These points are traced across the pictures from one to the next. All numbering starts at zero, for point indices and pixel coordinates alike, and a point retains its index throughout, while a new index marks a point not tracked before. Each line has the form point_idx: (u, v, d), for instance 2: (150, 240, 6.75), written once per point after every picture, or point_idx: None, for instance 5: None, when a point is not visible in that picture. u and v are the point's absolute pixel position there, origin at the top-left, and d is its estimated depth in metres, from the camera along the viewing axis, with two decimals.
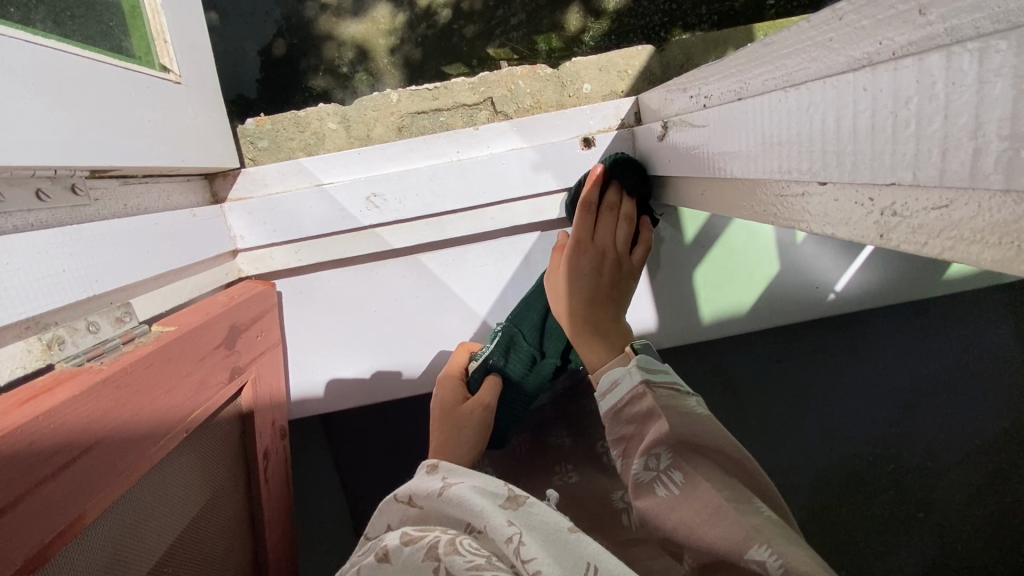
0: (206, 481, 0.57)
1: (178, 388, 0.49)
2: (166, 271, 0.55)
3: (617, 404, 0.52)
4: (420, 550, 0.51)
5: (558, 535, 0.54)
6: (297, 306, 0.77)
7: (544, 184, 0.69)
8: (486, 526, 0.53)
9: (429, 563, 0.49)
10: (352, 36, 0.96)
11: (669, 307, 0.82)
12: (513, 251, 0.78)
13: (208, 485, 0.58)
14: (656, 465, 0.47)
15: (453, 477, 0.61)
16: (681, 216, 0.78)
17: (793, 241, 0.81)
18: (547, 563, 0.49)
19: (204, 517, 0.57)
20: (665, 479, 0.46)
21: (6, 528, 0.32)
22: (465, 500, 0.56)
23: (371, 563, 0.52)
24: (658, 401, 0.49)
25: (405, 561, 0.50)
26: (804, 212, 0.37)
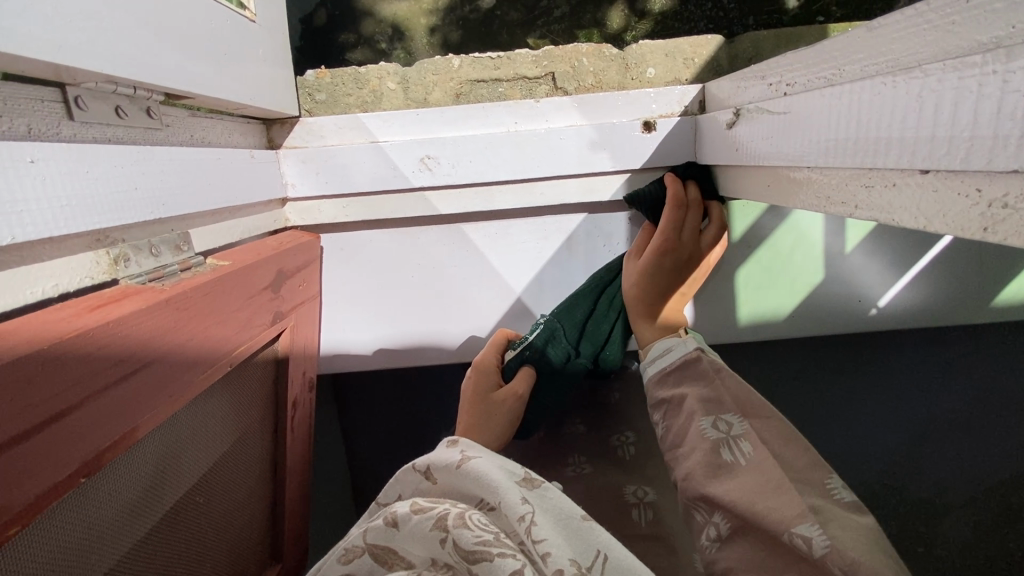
0: (240, 419, 0.58)
1: (227, 321, 0.49)
2: (223, 207, 0.55)
3: (666, 368, 0.62)
4: (430, 520, 0.51)
5: (570, 520, 0.55)
6: (337, 263, 0.77)
7: (599, 164, 0.68)
8: (500, 504, 0.54)
9: (439, 533, 0.50)
10: (394, 13, 0.95)
11: (707, 303, 0.81)
12: (556, 231, 0.77)
13: (240, 424, 0.58)
14: (726, 430, 0.54)
15: (472, 451, 0.61)
16: (730, 213, 0.77)
17: (841, 250, 0.79)
18: (557, 545, 0.50)
19: (233, 455, 0.58)
20: (736, 446, 0.53)
21: (68, 428, 0.32)
22: (483, 473, 0.57)
23: (381, 527, 0.53)
24: (707, 371, 0.59)
25: (414, 530, 0.51)
26: (892, 204, 0.36)
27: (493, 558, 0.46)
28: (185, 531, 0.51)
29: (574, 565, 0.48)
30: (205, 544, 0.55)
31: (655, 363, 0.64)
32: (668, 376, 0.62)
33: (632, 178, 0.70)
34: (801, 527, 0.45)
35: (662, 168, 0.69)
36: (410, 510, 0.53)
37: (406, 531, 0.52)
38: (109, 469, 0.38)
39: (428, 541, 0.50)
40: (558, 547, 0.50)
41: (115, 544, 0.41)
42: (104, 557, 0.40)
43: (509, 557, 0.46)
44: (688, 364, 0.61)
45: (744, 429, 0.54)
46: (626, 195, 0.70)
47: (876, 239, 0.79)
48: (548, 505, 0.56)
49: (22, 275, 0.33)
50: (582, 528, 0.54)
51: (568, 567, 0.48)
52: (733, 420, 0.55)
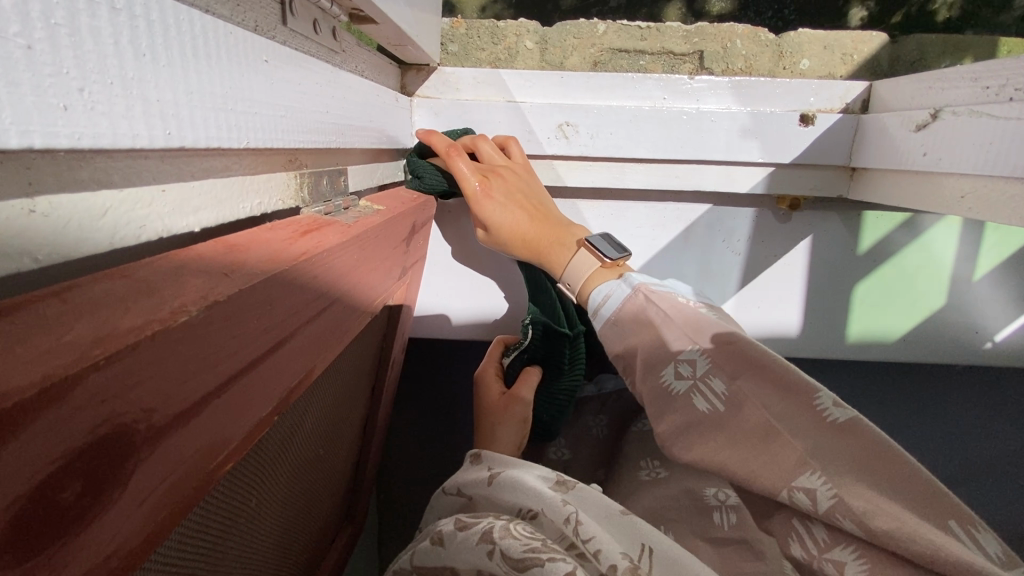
0: (356, 374, 0.55)
1: (380, 268, 0.46)
2: (372, 148, 0.52)
3: (616, 316, 0.49)
4: (475, 531, 0.46)
5: (613, 519, 0.49)
6: (443, 224, 0.74)
7: (746, 153, 0.64)
8: (542, 512, 0.48)
9: (484, 544, 0.44)
10: None
11: (818, 315, 0.77)
12: (675, 219, 0.74)
13: (354, 379, 0.55)
14: (691, 372, 0.42)
15: (498, 463, 0.57)
16: (861, 223, 0.73)
17: (969, 278, 0.75)
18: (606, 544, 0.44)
19: (345, 410, 0.55)
20: (705, 389, 0.40)
21: (282, 358, 0.29)
22: (517, 481, 0.52)
23: (426, 548, 0.48)
24: (658, 310, 0.46)
25: (458, 545, 0.46)
26: None
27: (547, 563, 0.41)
28: (303, 484, 0.48)
29: (628, 561, 0.43)
30: (311, 499, 0.52)
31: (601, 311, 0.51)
32: (619, 322, 0.49)
33: (775, 172, 0.66)
34: (803, 480, 0.35)
35: (811, 166, 0.65)
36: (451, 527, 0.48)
37: (450, 548, 0.46)
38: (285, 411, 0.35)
39: (474, 554, 0.44)
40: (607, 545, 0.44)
41: (263, 492, 0.38)
42: (254, 505, 0.37)
43: (561, 561, 0.41)
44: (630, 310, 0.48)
45: (709, 365, 0.41)
46: (765, 190, 0.66)
47: (1009, 271, 0.75)
48: (584, 505, 0.51)
49: (237, 186, 0.30)
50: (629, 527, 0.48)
51: (623, 564, 0.42)
52: (695, 354, 0.42)
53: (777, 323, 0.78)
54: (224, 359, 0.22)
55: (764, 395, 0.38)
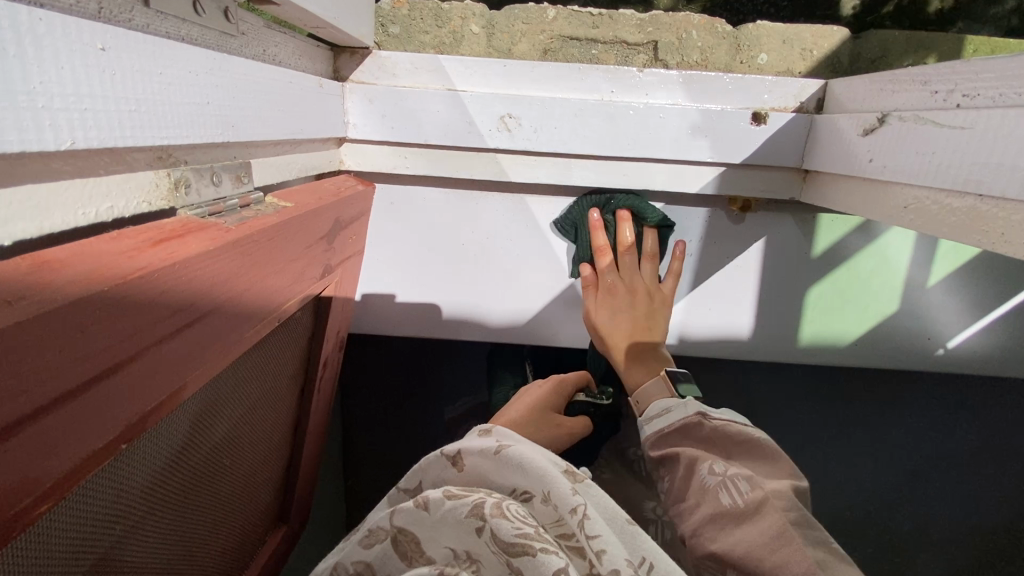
0: (275, 378, 0.52)
1: (284, 271, 0.43)
2: (286, 139, 0.48)
3: (664, 429, 0.55)
4: (466, 506, 0.43)
5: (616, 519, 0.46)
6: (383, 217, 0.71)
7: (695, 152, 0.61)
8: (546, 495, 0.45)
9: (474, 521, 0.42)
10: None
11: (770, 318, 0.75)
12: (626, 217, 0.71)
13: (275, 383, 0.53)
14: (722, 471, 0.49)
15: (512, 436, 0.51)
16: (815, 226, 0.71)
17: (922, 284, 0.74)
18: (609, 542, 0.43)
19: (265, 414, 0.53)
20: (732, 487, 0.47)
21: (120, 383, 0.26)
22: (527, 455, 0.48)
23: (408, 508, 0.45)
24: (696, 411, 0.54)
25: (449, 517, 0.43)
26: None
27: (538, 556, 0.39)
28: (210, 493, 0.46)
29: (631, 570, 0.41)
30: (227, 505, 0.50)
31: (653, 422, 0.57)
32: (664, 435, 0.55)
33: (725, 172, 0.63)
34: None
35: (762, 166, 0.63)
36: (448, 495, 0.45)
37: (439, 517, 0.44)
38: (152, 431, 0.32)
39: (462, 530, 0.43)
40: (611, 543, 0.42)
41: (142, 511, 0.36)
42: (129, 524, 0.35)
43: (553, 554, 0.39)
44: (686, 427, 0.53)
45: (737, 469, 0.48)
46: (714, 190, 0.64)
47: (962, 278, 0.73)
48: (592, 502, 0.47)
49: (75, 189, 0.27)
50: (629, 531, 0.45)
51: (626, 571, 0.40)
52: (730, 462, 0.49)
53: (727, 326, 0.76)
54: (2, 400, 0.19)
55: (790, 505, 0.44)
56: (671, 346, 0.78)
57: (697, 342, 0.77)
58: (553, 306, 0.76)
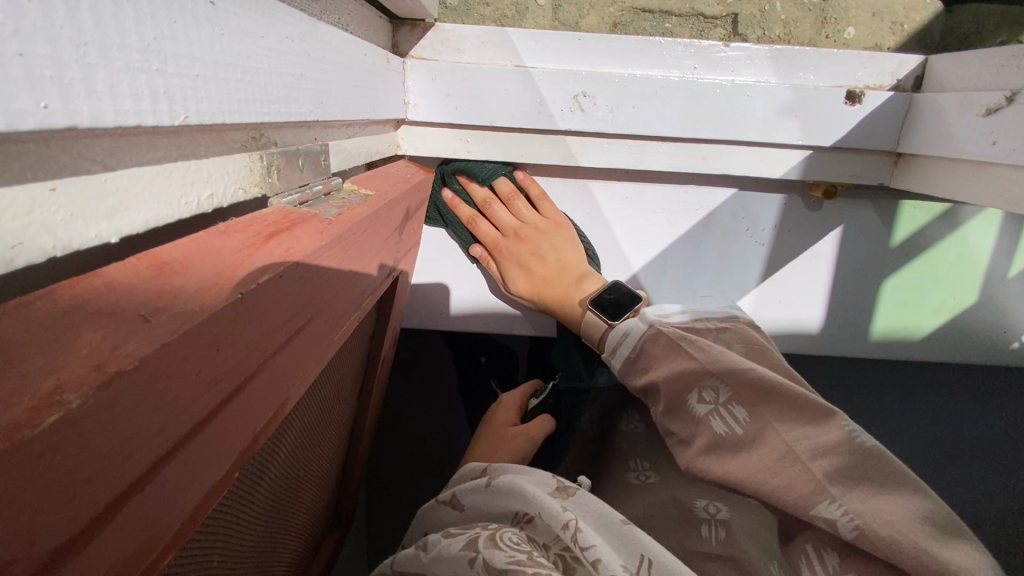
0: (342, 385, 0.49)
1: (368, 268, 0.39)
2: (358, 119, 0.44)
3: (630, 354, 0.57)
4: (460, 543, 0.45)
5: (611, 522, 0.47)
6: (436, 205, 0.66)
7: (783, 133, 0.57)
8: (537, 517, 0.47)
9: (467, 552, 0.43)
10: None
11: (842, 312, 0.71)
12: (696, 205, 0.67)
13: (341, 390, 0.49)
14: (713, 398, 0.48)
15: (500, 470, 0.55)
16: (896, 213, 0.67)
17: (1003, 274, 0.70)
18: (602, 547, 0.43)
19: (332, 422, 0.49)
20: (726, 414, 0.47)
21: (240, 406, 0.22)
22: (513, 484, 0.50)
23: (411, 554, 0.48)
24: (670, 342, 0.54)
25: (441, 553, 0.45)
26: None
27: None
28: (286, 511, 0.43)
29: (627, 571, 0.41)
30: (296, 519, 0.47)
31: (617, 352, 0.58)
32: (635, 361, 0.57)
33: (813, 155, 0.59)
34: (823, 508, 0.40)
35: (852, 149, 0.58)
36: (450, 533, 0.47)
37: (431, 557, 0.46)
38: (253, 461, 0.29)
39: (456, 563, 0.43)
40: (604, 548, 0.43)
41: (233, 534, 0.32)
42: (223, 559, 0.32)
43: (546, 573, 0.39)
44: (645, 344, 0.56)
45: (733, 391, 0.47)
46: (798, 175, 0.60)
47: None
48: (585, 512, 0.49)
49: (177, 173, 0.23)
50: (625, 532, 0.47)
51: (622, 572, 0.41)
52: (717, 382, 0.48)
53: (794, 320, 0.72)
54: (145, 440, 0.15)
55: (783, 418, 0.45)
56: None
57: (765, 336, 0.73)
58: None
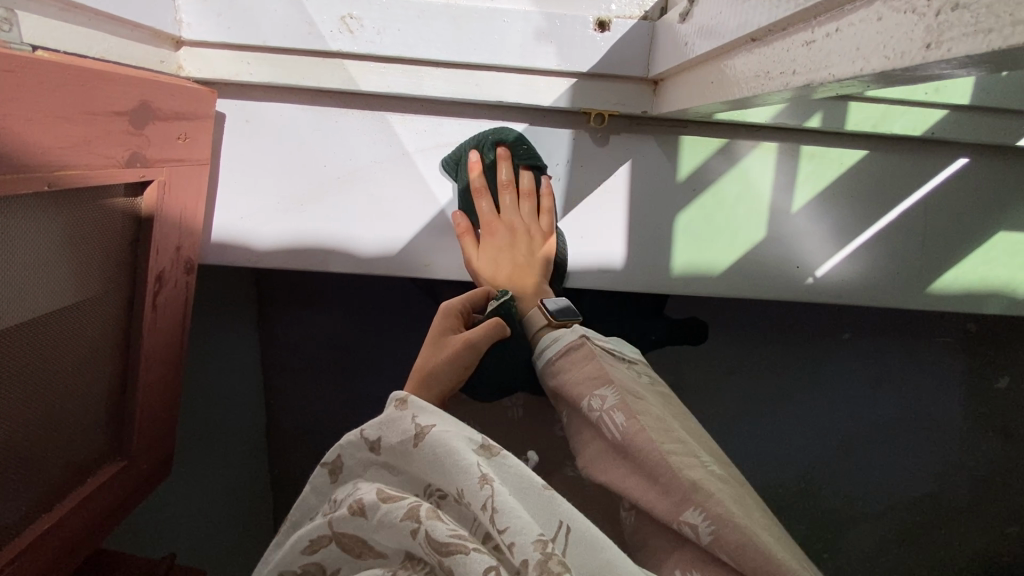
0: (48, 257, 0.47)
1: (51, 127, 0.41)
2: (73, 3, 0.46)
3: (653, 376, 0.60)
4: (402, 507, 0.43)
5: (533, 487, 0.48)
6: (238, 136, 0.69)
7: (543, 59, 0.61)
8: (460, 489, 0.45)
9: (409, 523, 0.43)
10: None
11: (642, 245, 0.75)
12: (492, 138, 0.70)
13: (47, 263, 0.48)
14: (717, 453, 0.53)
15: (426, 415, 0.49)
16: (679, 148, 0.71)
17: (788, 209, 0.75)
18: (518, 522, 0.44)
19: (37, 297, 0.47)
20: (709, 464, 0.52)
21: None
22: (444, 451, 0.46)
23: (344, 515, 0.44)
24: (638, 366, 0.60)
25: (383, 521, 0.43)
26: (820, 59, 0.32)
27: (469, 553, 0.40)
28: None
29: (538, 548, 0.42)
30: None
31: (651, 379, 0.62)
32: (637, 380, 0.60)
33: (578, 84, 0.63)
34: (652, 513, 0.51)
35: (611, 76, 0.63)
36: (361, 514, 0.44)
37: (374, 522, 0.44)
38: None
39: (398, 532, 0.43)
40: (519, 520, 0.44)
41: None
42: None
43: (482, 553, 0.41)
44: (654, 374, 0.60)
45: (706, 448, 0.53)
46: (568, 103, 0.64)
47: (826, 202, 0.75)
48: (508, 474, 0.48)
49: None
50: (545, 496, 0.48)
51: (533, 556, 0.41)
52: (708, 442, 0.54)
53: (598, 255, 0.75)
54: None
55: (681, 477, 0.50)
56: (549, 276, 0.77)
57: (573, 271, 0.76)
58: (424, 235, 0.74)
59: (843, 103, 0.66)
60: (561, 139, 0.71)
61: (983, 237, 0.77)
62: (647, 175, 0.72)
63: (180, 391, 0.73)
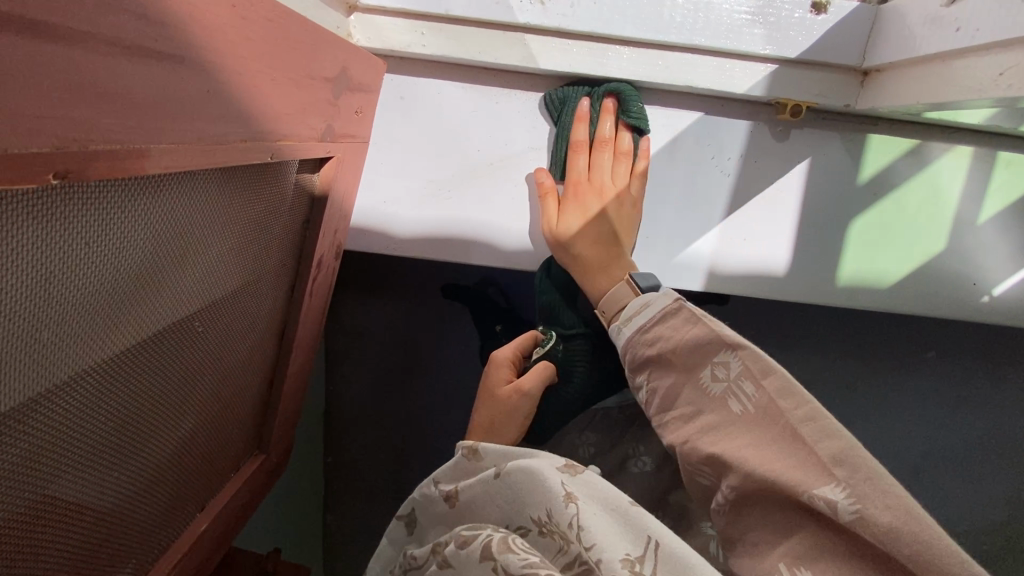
0: (246, 237, 0.43)
1: (285, 92, 0.36)
2: None
3: (648, 323, 0.52)
4: (478, 549, 0.44)
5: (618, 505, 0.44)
6: (391, 113, 0.64)
7: (748, 41, 0.55)
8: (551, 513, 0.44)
9: (489, 562, 0.42)
10: None
11: (808, 253, 0.69)
12: (662, 128, 0.65)
13: (244, 243, 0.43)
14: (726, 373, 0.45)
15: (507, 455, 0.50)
16: (864, 149, 0.65)
17: (973, 221, 0.68)
18: (603, 537, 0.41)
19: (231, 282, 0.43)
20: (738, 391, 0.44)
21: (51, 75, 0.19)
22: (522, 480, 0.46)
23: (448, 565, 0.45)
24: (692, 316, 0.49)
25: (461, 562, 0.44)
26: None
27: None
28: (153, 358, 0.37)
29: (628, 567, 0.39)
30: (173, 387, 0.41)
31: (633, 319, 0.54)
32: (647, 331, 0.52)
33: (778, 71, 0.57)
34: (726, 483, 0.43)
35: (818, 64, 0.57)
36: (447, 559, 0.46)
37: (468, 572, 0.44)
38: (25, 193, 0.23)
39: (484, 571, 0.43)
40: (604, 537, 0.41)
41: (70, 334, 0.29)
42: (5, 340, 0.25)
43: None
44: (666, 316, 0.51)
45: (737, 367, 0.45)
46: (764, 92, 0.58)
47: (1016, 215, 0.68)
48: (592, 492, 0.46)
49: None
50: (633, 511, 0.44)
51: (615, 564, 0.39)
52: (728, 357, 0.46)
53: (760, 261, 0.69)
54: None
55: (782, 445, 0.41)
56: (702, 281, 0.70)
57: (729, 277, 0.70)
58: (574, 229, 0.69)
59: None
60: (737, 132, 0.65)
61: None
62: (826, 176, 0.66)
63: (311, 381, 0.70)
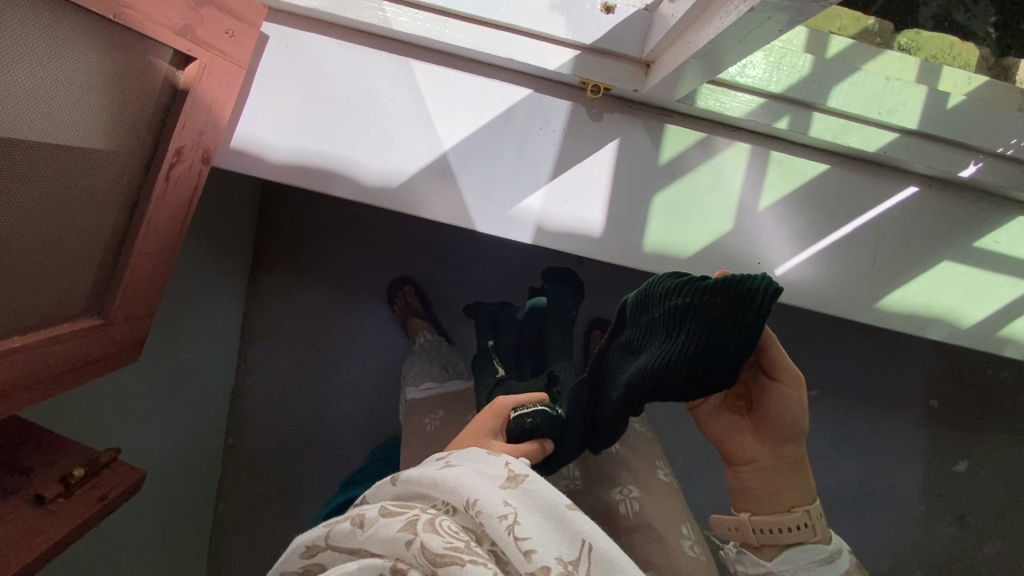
0: (89, 86, 0.54)
1: None
2: None
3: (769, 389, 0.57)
4: (398, 521, 0.42)
5: (555, 508, 0.44)
6: (274, 56, 0.77)
7: (553, 26, 0.72)
8: (474, 501, 0.43)
9: (404, 534, 0.41)
10: None
11: (620, 218, 0.82)
12: (499, 98, 0.79)
13: (87, 92, 0.54)
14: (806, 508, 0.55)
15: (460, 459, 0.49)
16: (663, 134, 0.80)
17: (754, 206, 0.82)
18: (542, 537, 0.41)
19: (58, 122, 0.52)
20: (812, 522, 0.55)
21: None
22: (458, 481, 0.45)
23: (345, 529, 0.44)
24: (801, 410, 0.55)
25: (378, 535, 0.42)
26: None
27: (465, 564, 0.38)
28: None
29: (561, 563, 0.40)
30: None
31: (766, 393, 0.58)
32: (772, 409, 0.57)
33: (581, 54, 0.73)
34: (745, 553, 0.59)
35: (610, 52, 0.73)
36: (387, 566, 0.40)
37: (371, 536, 0.43)
38: None
39: (391, 546, 0.42)
40: (538, 536, 0.41)
41: None
42: None
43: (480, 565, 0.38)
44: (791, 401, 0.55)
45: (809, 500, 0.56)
46: (570, 69, 0.73)
47: (789, 206, 0.83)
48: (532, 497, 0.45)
49: None
50: (569, 517, 0.44)
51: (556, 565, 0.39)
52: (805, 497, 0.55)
53: (574, 218, 0.82)
54: None
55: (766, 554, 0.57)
56: (531, 234, 0.82)
57: (553, 231, 0.82)
58: (426, 175, 0.80)
59: (808, 111, 0.75)
60: (561, 106, 0.80)
61: (930, 259, 0.84)
62: (632, 151, 0.81)
63: (172, 265, 0.77)
